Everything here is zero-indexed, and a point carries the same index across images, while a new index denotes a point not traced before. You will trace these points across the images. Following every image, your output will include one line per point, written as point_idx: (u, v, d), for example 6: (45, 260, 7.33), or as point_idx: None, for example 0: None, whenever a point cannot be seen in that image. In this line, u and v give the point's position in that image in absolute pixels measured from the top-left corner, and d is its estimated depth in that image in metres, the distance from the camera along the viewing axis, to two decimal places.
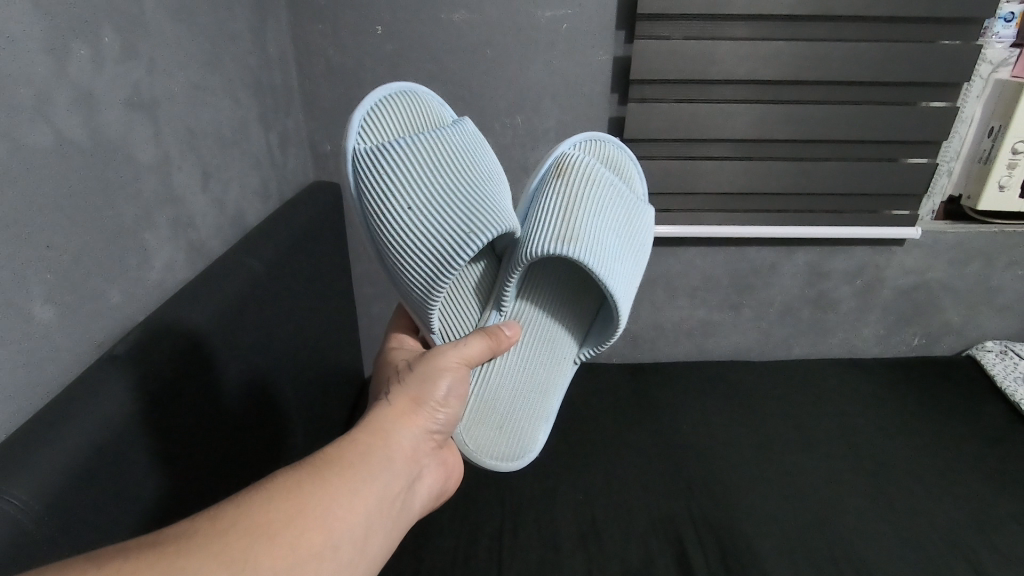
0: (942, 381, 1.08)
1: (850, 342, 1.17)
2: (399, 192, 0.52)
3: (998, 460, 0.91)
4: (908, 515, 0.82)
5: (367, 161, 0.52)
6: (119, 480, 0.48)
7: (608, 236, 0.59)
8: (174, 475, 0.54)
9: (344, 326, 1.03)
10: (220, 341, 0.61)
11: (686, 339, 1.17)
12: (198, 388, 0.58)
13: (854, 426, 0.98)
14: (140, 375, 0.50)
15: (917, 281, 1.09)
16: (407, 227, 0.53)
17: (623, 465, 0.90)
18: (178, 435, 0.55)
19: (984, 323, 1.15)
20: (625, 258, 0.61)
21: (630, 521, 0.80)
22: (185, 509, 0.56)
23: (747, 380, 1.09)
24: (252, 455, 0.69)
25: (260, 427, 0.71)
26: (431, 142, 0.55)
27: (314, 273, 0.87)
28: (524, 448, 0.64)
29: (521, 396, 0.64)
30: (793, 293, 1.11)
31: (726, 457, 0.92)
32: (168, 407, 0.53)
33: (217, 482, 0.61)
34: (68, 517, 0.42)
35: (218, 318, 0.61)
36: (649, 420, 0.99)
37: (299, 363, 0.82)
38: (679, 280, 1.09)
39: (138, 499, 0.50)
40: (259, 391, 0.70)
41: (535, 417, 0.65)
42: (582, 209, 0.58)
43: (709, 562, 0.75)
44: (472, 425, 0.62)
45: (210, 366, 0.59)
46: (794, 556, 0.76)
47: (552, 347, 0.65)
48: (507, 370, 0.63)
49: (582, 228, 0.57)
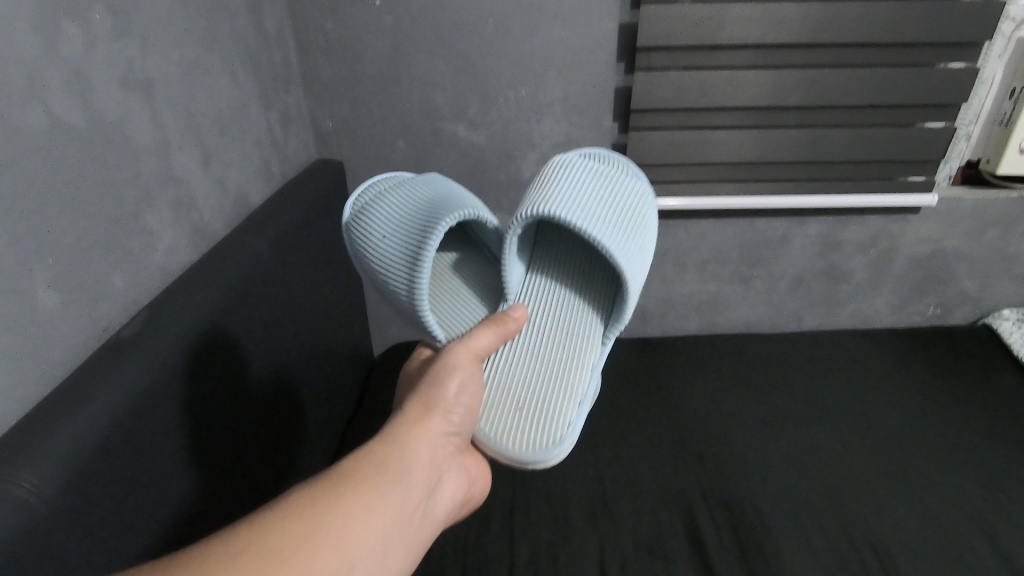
0: (958, 351, 1.06)
1: (864, 315, 1.16)
2: (375, 224, 0.59)
3: (1013, 430, 0.90)
4: (921, 487, 0.81)
5: (351, 221, 0.61)
6: (127, 472, 0.47)
7: (591, 200, 0.60)
8: (184, 463, 0.54)
9: (351, 307, 1.02)
10: (229, 326, 0.61)
11: (695, 313, 1.16)
12: (207, 376, 0.58)
13: (867, 398, 0.97)
14: (145, 364, 0.50)
15: (930, 250, 1.07)
16: (384, 246, 0.58)
17: (634, 440, 0.90)
18: (187, 425, 0.55)
19: (1001, 292, 1.12)
20: (612, 218, 0.60)
21: (641, 496, 0.81)
22: (197, 498, 0.56)
23: (757, 353, 1.08)
24: (264, 436, 0.69)
25: (272, 411, 0.71)
26: (401, 185, 0.63)
27: (321, 253, 0.86)
28: (556, 434, 0.58)
29: (541, 380, 0.62)
30: (804, 265, 1.09)
31: (737, 430, 0.92)
32: (178, 391, 0.54)
33: (229, 468, 0.62)
34: (79, 505, 0.43)
35: (226, 303, 0.61)
36: (660, 395, 0.99)
37: (307, 345, 0.82)
38: (689, 253, 1.08)
39: (145, 492, 0.50)
40: (269, 374, 0.70)
41: (563, 401, 0.61)
42: (554, 181, 0.61)
43: (720, 534, 0.75)
44: (489, 411, 0.60)
45: (218, 351, 0.59)
46: (806, 529, 0.76)
47: (564, 330, 0.64)
48: (519, 357, 0.62)
49: (557, 194, 0.59)
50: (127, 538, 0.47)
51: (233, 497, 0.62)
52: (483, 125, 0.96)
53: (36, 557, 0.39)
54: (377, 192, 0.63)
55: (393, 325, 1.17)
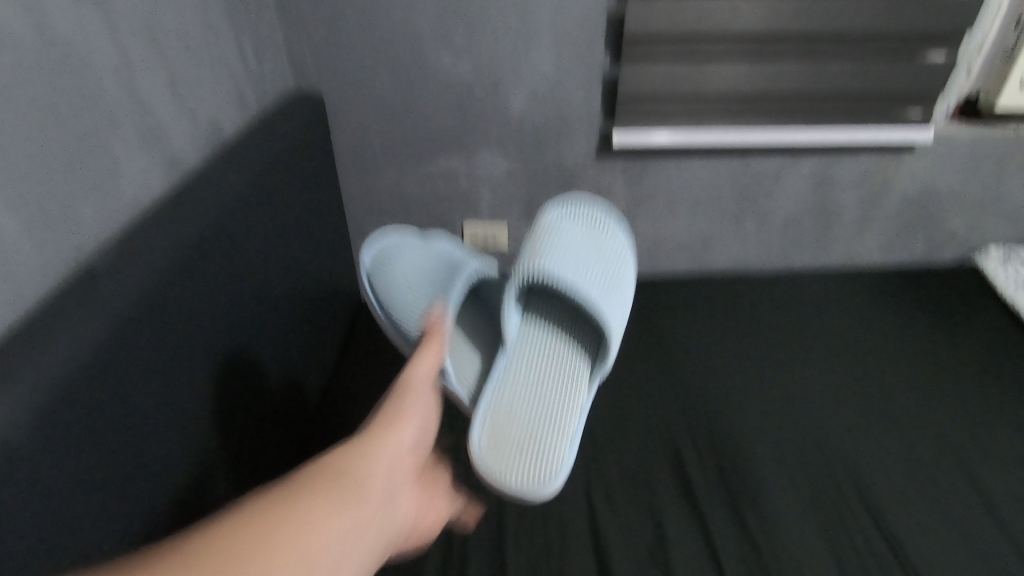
0: (942, 290, 1.07)
1: (853, 255, 1.15)
2: (395, 276, 0.76)
3: (991, 365, 0.92)
4: (898, 419, 0.83)
5: (372, 281, 0.77)
6: (110, 405, 0.46)
7: (579, 265, 0.71)
8: (167, 398, 0.53)
9: (334, 246, 1.00)
10: (208, 259, 0.59)
11: (685, 253, 1.15)
12: (187, 311, 0.56)
13: (851, 334, 0.98)
14: (121, 295, 0.48)
15: (925, 188, 1.07)
16: (405, 291, 0.75)
17: (621, 375, 0.91)
18: (167, 360, 0.53)
19: (990, 231, 1.13)
20: (597, 282, 0.71)
21: (627, 428, 0.82)
22: (182, 432, 0.56)
23: (744, 292, 1.09)
24: (250, 371, 0.68)
25: (255, 348, 0.70)
26: (413, 258, 0.79)
27: (301, 188, 0.83)
28: (553, 464, 0.63)
29: (540, 417, 0.67)
30: (796, 204, 1.08)
31: (723, 365, 0.93)
32: (160, 325, 0.52)
33: (213, 404, 0.61)
34: (65, 435, 0.42)
35: (204, 235, 0.58)
36: (648, 332, 1.00)
37: (290, 282, 0.80)
38: (680, 190, 1.06)
39: (131, 425, 0.49)
40: (250, 310, 0.69)
41: (556, 434, 0.66)
42: (547, 237, 0.73)
43: (702, 463, 0.77)
44: (488, 436, 0.64)
45: (197, 285, 0.58)
46: (785, 458, 0.78)
47: (558, 371, 0.71)
48: (518, 388, 0.68)
49: (551, 250, 0.71)
50: (115, 469, 0.47)
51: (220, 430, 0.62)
52: (469, 54, 0.92)
53: (26, 487, 0.39)
54: (395, 257, 0.79)
55: None
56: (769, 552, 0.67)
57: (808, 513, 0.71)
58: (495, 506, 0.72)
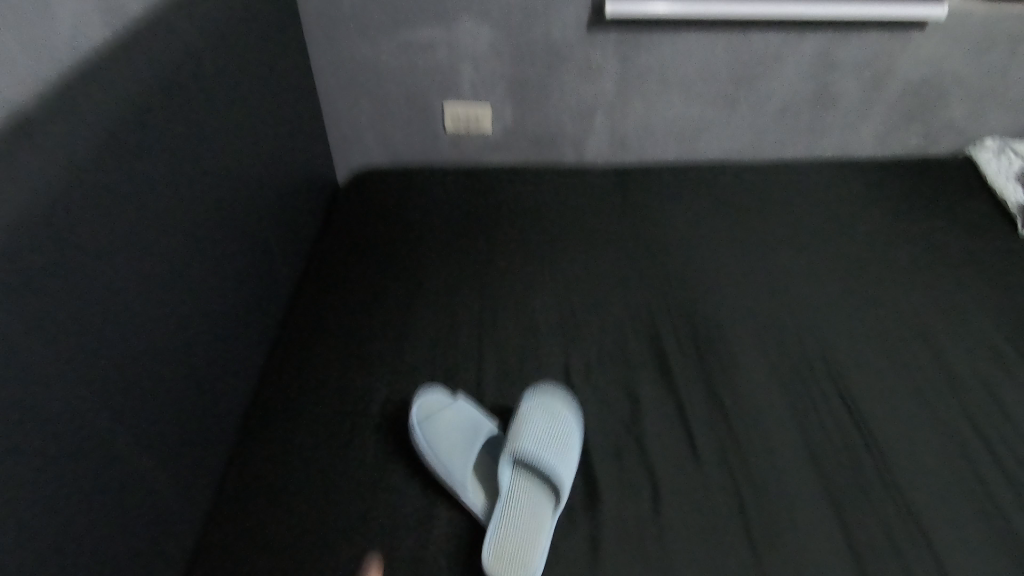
0: (934, 180, 1.05)
1: (845, 147, 1.12)
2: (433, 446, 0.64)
3: (973, 251, 0.92)
4: (876, 302, 0.84)
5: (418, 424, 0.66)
6: (51, 257, 0.45)
7: (547, 445, 0.63)
8: (121, 259, 0.52)
9: (298, 126, 0.94)
10: (147, 122, 0.56)
11: (675, 140, 1.10)
12: (131, 173, 0.54)
13: (837, 224, 0.97)
14: (65, 146, 0.47)
15: (928, 72, 1.02)
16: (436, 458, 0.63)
17: (604, 262, 0.90)
18: (115, 222, 0.52)
19: (989, 121, 1.09)
20: (555, 456, 0.63)
21: (607, 312, 0.82)
22: (143, 297, 0.55)
23: (733, 181, 1.06)
24: (211, 241, 0.68)
25: (213, 223, 0.68)
26: (450, 419, 0.67)
27: (251, 56, 0.77)
28: (525, 568, 0.56)
29: (519, 526, 0.59)
30: (794, 86, 1.03)
31: (706, 252, 0.92)
32: (109, 179, 0.51)
33: (173, 273, 0.60)
34: (28, 275, 0.43)
35: (138, 94, 0.55)
36: (634, 220, 0.98)
37: (247, 159, 0.77)
38: (674, 70, 1.00)
39: (83, 281, 0.48)
40: (202, 182, 0.66)
41: (531, 536, 0.58)
42: (522, 425, 0.65)
43: (679, 343, 0.78)
44: (495, 556, 0.56)
45: (150, 143, 0.57)
46: (762, 339, 0.79)
47: (532, 498, 0.62)
48: (506, 510, 0.60)
49: (521, 442, 0.63)
50: (69, 323, 0.46)
51: (182, 302, 0.61)
52: None
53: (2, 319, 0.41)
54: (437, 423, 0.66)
55: (357, 149, 1.10)
56: (736, 417, 0.70)
57: (778, 382, 0.74)
58: (476, 380, 0.74)
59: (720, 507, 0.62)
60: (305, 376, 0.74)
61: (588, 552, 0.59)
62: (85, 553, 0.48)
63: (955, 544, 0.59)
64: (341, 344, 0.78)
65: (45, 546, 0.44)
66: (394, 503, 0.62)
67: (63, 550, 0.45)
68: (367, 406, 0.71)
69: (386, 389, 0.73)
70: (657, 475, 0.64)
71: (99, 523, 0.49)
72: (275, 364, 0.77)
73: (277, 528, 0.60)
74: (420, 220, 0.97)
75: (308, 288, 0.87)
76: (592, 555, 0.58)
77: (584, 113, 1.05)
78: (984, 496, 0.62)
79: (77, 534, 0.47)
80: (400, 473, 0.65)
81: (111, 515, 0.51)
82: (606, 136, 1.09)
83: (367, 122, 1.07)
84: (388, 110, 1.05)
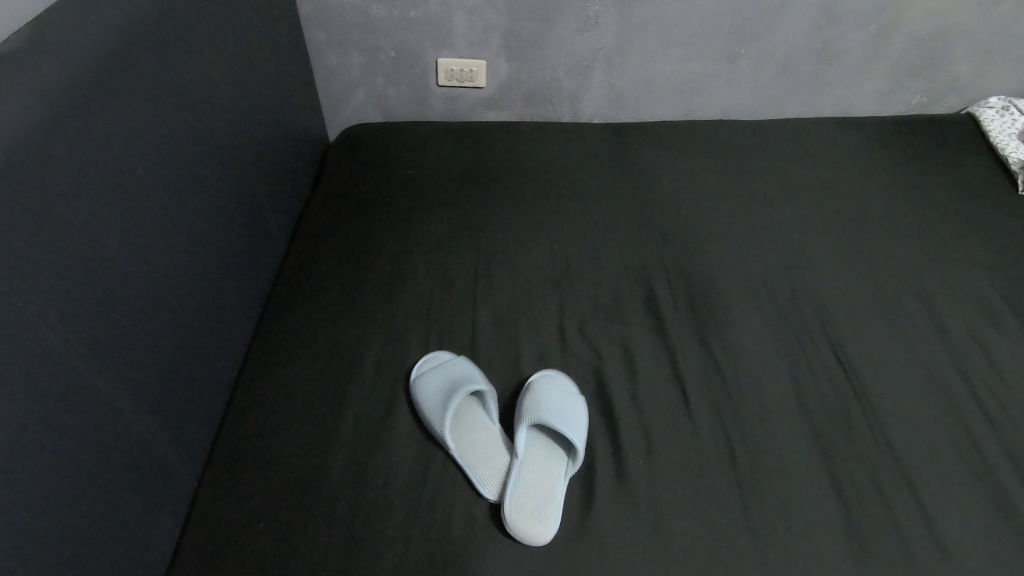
0: (935, 137, 1.04)
1: (846, 103, 1.10)
2: (427, 400, 0.65)
3: (972, 208, 0.91)
4: (872, 258, 0.84)
5: (423, 381, 0.68)
6: (36, 212, 0.44)
7: (566, 407, 0.65)
8: (104, 213, 0.51)
9: (288, 80, 0.91)
10: (123, 79, 0.54)
11: (674, 96, 1.08)
12: (108, 129, 0.52)
13: (835, 181, 0.96)
14: (26, 110, 0.45)
15: (936, 26, 1.00)
16: (428, 413, 0.65)
17: (600, 219, 0.89)
18: (98, 175, 0.50)
19: (993, 77, 1.08)
20: (574, 416, 0.64)
21: (604, 269, 0.82)
22: (128, 254, 0.54)
23: (731, 137, 1.04)
24: (196, 202, 0.66)
25: (198, 178, 0.66)
26: (447, 377, 0.67)
27: (234, 4, 0.74)
28: (546, 523, 0.57)
29: (536, 486, 0.60)
30: (798, 40, 1.00)
31: (703, 209, 0.91)
32: (87, 138, 0.49)
33: (160, 229, 0.59)
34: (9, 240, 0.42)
35: (109, 51, 0.53)
36: (631, 175, 0.97)
37: (233, 112, 0.74)
38: (675, 24, 0.97)
39: (67, 241, 0.47)
40: (188, 136, 0.64)
41: (549, 495, 0.59)
42: (538, 392, 0.66)
43: (675, 299, 0.78)
44: (513, 512, 0.58)
45: (127, 103, 0.54)
46: (758, 295, 0.79)
47: (546, 463, 0.63)
48: (523, 474, 0.61)
49: (542, 404, 0.64)
50: (57, 279, 0.46)
51: (168, 260, 0.60)
52: None
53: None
54: (439, 376, 0.67)
55: (349, 102, 1.07)
56: (730, 371, 0.70)
57: (772, 337, 0.74)
58: (471, 337, 0.74)
59: (711, 457, 0.63)
60: (299, 334, 0.74)
61: (581, 505, 0.60)
62: (80, 506, 0.48)
63: (938, 491, 0.60)
64: (333, 301, 0.77)
65: (41, 498, 0.44)
66: (390, 461, 0.63)
67: (58, 503, 0.46)
68: (361, 362, 0.71)
69: (380, 346, 0.73)
70: (650, 428, 0.65)
71: (93, 477, 0.50)
72: (269, 322, 0.76)
73: (274, 482, 0.61)
74: (413, 176, 0.95)
75: (300, 244, 0.86)
76: (585, 508, 0.60)
77: (581, 67, 1.03)
78: (969, 446, 0.64)
79: (71, 487, 0.47)
80: (395, 428, 0.65)
81: (104, 469, 0.51)
82: (604, 91, 1.07)
83: (358, 76, 1.04)
84: (379, 64, 1.02)
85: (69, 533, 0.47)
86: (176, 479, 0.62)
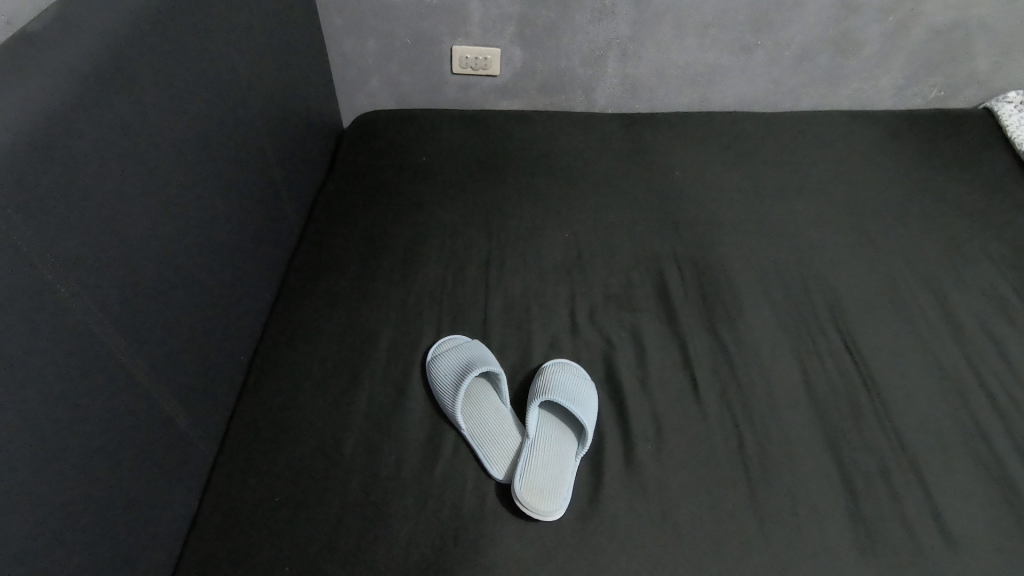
0: (952, 131, 1.03)
1: (862, 95, 1.10)
2: (441, 379, 0.67)
3: (986, 202, 0.90)
4: (884, 250, 0.83)
5: (438, 361, 0.69)
6: (58, 185, 0.45)
7: (578, 390, 0.65)
8: (125, 191, 0.52)
9: (303, 66, 0.92)
10: (144, 61, 0.56)
11: (688, 87, 1.08)
12: (130, 109, 0.53)
13: (849, 173, 0.96)
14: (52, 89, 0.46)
15: (955, 18, 0.99)
16: (442, 392, 0.66)
17: (611, 207, 0.89)
18: (118, 154, 0.52)
19: (1013, 70, 1.06)
20: (585, 400, 0.65)
21: (614, 257, 0.82)
22: (148, 232, 0.56)
23: (745, 128, 1.04)
24: (213, 184, 0.67)
25: (215, 159, 0.67)
26: (461, 357, 0.68)
27: None
28: (555, 500, 0.58)
29: (547, 464, 0.61)
30: (815, 30, 0.99)
31: (716, 198, 0.91)
32: (110, 117, 0.51)
33: (179, 210, 0.60)
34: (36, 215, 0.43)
35: (130, 34, 0.54)
36: (643, 164, 0.97)
37: (251, 96, 0.76)
38: (690, 14, 0.97)
39: (90, 217, 0.48)
40: (206, 117, 0.65)
41: (559, 475, 0.60)
42: (551, 375, 0.67)
43: (685, 288, 0.78)
44: (525, 490, 0.58)
45: (148, 85, 0.56)
46: (768, 284, 0.79)
47: (557, 444, 0.64)
48: (534, 452, 0.62)
49: (554, 386, 0.65)
50: (80, 254, 0.47)
51: (186, 241, 0.62)
52: None
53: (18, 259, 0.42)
54: (453, 357, 0.68)
55: (364, 88, 1.08)
56: (739, 358, 0.71)
57: (781, 326, 0.74)
58: (482, 320, 0.75)
59: (718, 442, 0.63)
60: (313, 314, 0.75)
61: (590, 486, 0.61)
62: (100, 472, 0.50)
63: (944, 480, 0.61)
64: (347, 283, 0.79)
65: (63, 463, 0.46)
66: (402, 442, 0.64)
67: (80, 469, 0.47)
68: (373, 344, 0.72)
69: (391, 328, 0.74)
70: (658, 413, 0.66)
71: (113, 446, 0.51)
72: (284, 302, 0.78)
73: (288, 457, 0.63)
74: (427, 162, 0.96)
75: (315, 227, 0.87)
76: (593, 489, 0.61)
77: (595, 55, 1.03)
78: (977, 437, 0.64)
79: (92, 454, 0.49)
80: (407, 409, 0.66)
81: (123, 439, 0.53)
82: (619, 81, 1.07)
83: (373, 62, 1.04)
84: (394, 51, 1.02)
85: (90, 498, 0.49)
86: (195, 452, 0.64)
